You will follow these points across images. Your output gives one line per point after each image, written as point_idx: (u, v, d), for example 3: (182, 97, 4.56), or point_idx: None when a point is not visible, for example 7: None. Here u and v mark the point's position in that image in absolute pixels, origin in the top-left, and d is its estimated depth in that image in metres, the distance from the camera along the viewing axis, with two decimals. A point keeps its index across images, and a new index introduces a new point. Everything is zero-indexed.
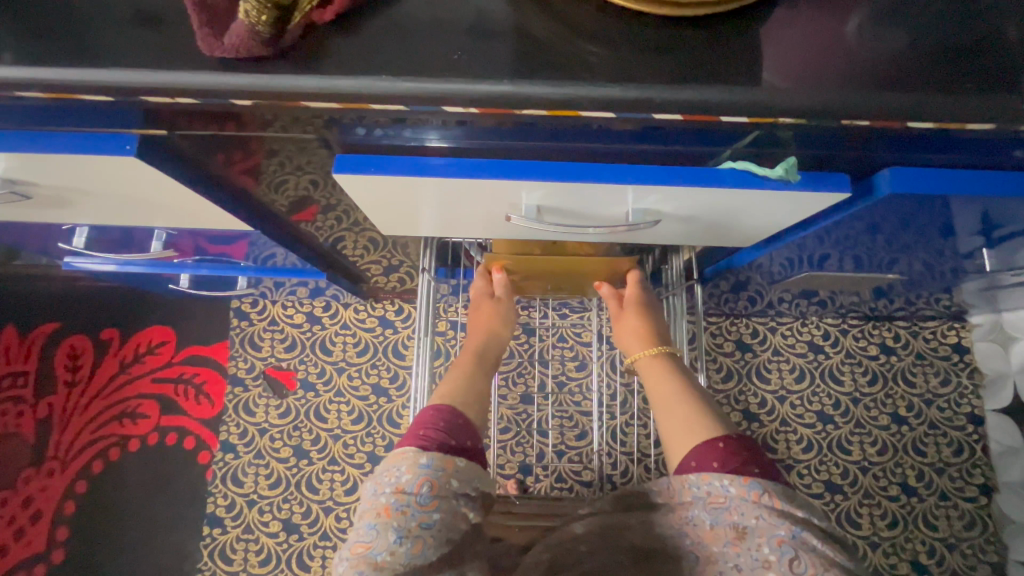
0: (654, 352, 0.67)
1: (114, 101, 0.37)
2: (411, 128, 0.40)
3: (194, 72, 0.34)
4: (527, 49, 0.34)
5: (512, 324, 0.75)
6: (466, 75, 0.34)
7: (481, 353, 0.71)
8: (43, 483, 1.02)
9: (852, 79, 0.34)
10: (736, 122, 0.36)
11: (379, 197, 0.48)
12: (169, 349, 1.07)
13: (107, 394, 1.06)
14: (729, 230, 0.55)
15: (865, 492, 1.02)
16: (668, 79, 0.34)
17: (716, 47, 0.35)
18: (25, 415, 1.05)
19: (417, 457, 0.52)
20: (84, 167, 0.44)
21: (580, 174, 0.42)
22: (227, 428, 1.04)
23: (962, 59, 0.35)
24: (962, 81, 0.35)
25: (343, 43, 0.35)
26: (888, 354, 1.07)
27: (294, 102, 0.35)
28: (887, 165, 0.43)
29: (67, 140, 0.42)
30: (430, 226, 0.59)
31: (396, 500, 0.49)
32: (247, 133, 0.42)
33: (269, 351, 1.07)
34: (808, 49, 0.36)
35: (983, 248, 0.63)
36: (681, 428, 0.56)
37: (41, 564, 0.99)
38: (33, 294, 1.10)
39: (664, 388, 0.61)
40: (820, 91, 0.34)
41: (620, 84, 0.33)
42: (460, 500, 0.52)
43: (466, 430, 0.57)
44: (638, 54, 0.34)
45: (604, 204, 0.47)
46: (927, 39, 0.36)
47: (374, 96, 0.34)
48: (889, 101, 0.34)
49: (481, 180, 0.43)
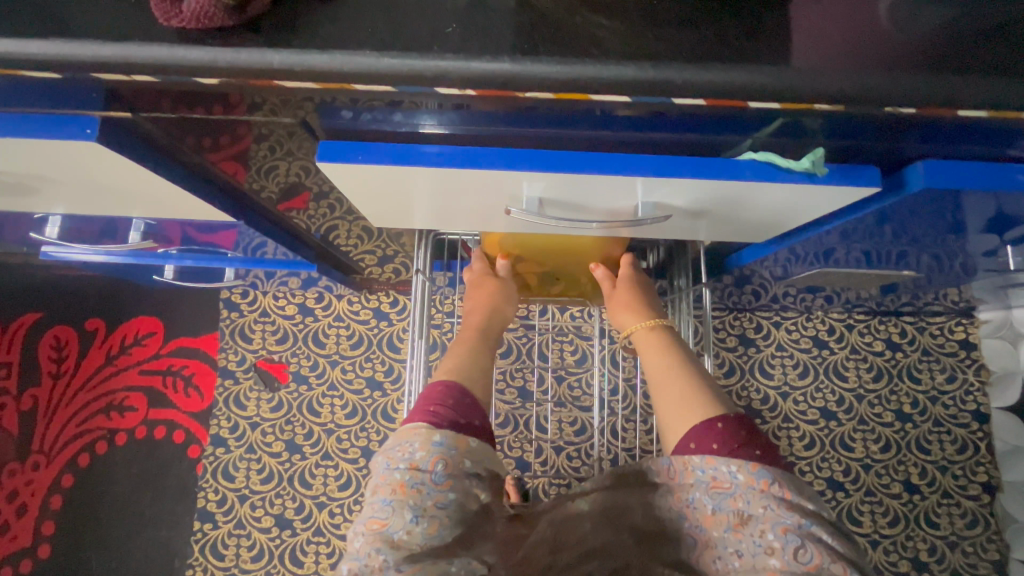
0: (649, 325, 0.62)
1: (71, 79, 0.34)
2: (402, 113, 0.37)
3: (160, 46, 0.31)
4: (530, 24, 0.31)
5: (511, 300, 0.70)
6: (462, 53, 0.30)
7: (483, 329, 0.65)
8: (29, 477, 1.00)
9: (891, 62, 0.31)
10: (760, 108, 0.33)
11: (368, 187, 0.45)
12: (156, 340, 1.04)
13: (94, 386, 1.03)
14: (741, 225, 0.52)
15: (867, 489, 1.00)
16: (686, 59, 0.30)
17: (741, 25, 0.31)
18: (8, 408, 1.02)
19: (429, 434, 0.47)
20: (46, 152, 0.40)
21: (586, 165, 0.39)
22: (217, 422, 1.01)
23: (1013, 40, 0.32)
24: (1012, 65, 0.31)
25: (325, 16, 0.31)
26: (893, 350, 1.05)
27: (271, 81, 0.32)
28: (920, 157, 0.40)
29: (26, 123, 0.39)
30: (424, 218, 0.55)
31: (411, 478, 0.44)
32: (223, 116, 0.39)
33: (260, 343, 1.04)
34: (842, 27, 0.32)
35: (1004, 244, 0.60)
36: (679, 406, 0.51)
37: (28, 559, 0.97)
38: (15, 283, 1.07)
39: (661, 362, 0.57)
40: (855, 75, 0.31)
41: (634, 64, 0.30)
42: (472, 480, 0.47)
43: (473, 409, 0.52)
44: (654, 31, 0.31)
45: (611, 197, 0.43)
46: (974, 17, 0.32)
47: (360, 76, 0.30)
48: (931, 86, 0.31)
49: (479, 171, 0.39)
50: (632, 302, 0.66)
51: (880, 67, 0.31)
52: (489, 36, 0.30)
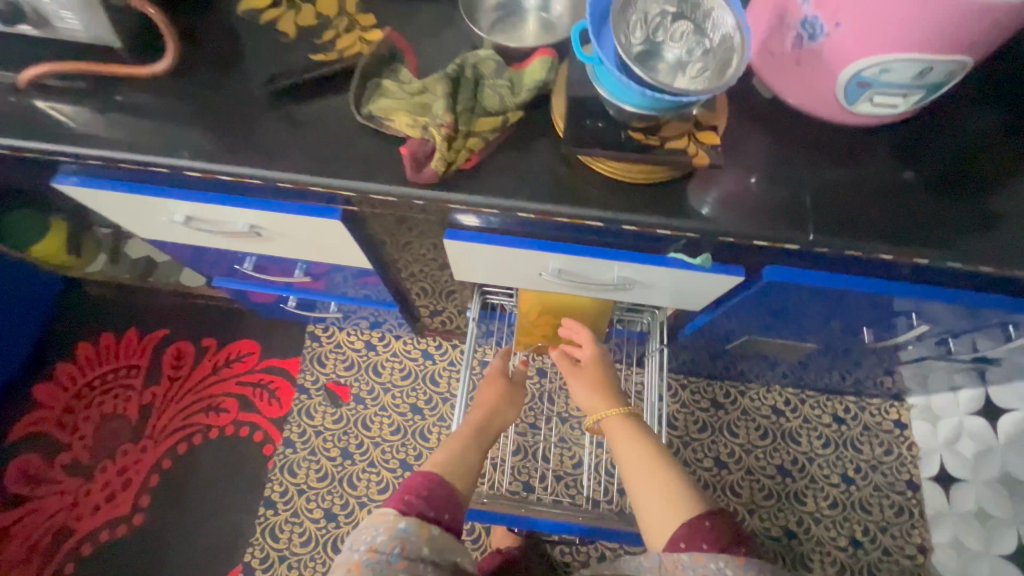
0: (614, 412, 0.82)
1: (311, 191, 0.62)
2: (489, 217, 0.68)
3: (368, 181, 0.59)
4: (561, 181, 0.59)
5: (506, 416, 0.94)
6: (524, 196, 0.59)
7: (486, 425, 0.89)
8: (137, 457, 1.25)
9: (749, 217, 0.59)
10: (677, 234, 0.60)
11: (452, 255, 0.75)
12: (253, 358, 1.34)
13: (199, 390, 1.31)
14: (685, 299, 0.81)
15: (817, 540, 1.19)
16: (639, 209, 0.59)
17: (671, 192, 0.59)
18: (131, 400, 1.30)
19: (394, 521, 0.67)
20: (279, 222, 0.70)
21: (586, 252, 0.69)
22: (290, 427, 1.28)
23: (818, 208, 0.60)
24: (814, 220, 0.59)
25: (452, 171, 0.59)
26: (839, 423, 1.28)
27: (418, 203, 0.59)
28: (771, 263, 0.66)
29: (272, 205, 0.68)
30: (480, 279, 0.85)
31: (369, 557, 0.63)
32: (379, 212, 0.67)
33: (332, 368, 1.33)
34: (726, 196, 0.60)
35: (875, 338, 0.86)
36: (661, 507, 0.68)
37: (124, 524, 1.20)
38: (155, 306, 1.39)
39: (634, 461, 0.75)
40: (729, 223, 0.58)
41: (611, 209, 0.58)
42: (424, 564, 0.65)
43: (446, 503, 0.72)
44: (624, 192, 0.59)
45: (600, 272, 0.73)
46: (798, 194, 0.61)
47: (470, 204, 0.59)
48: (768, 231, 0.58)
49: (525, 251, 0.69)
50: (596, 380, 0.89)
51: (745, 220, 0.59)
52: (544, 187, 0.59)
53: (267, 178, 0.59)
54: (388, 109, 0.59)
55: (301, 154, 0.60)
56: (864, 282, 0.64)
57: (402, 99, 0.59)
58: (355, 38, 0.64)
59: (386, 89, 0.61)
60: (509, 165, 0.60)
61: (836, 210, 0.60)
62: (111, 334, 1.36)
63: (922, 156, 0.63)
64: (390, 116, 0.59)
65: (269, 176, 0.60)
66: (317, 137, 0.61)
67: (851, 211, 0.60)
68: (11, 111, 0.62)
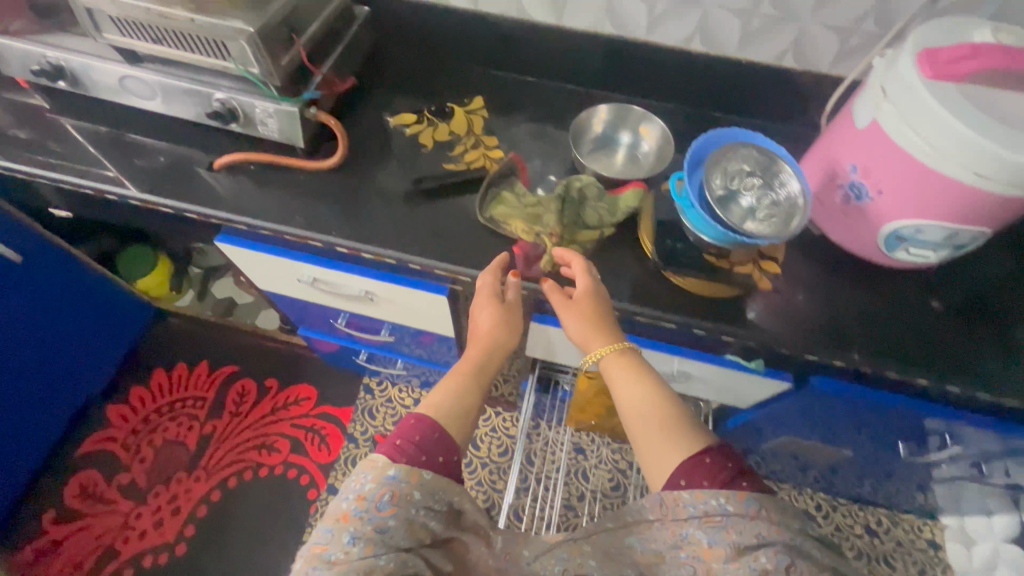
0: (605, 352, 0.63)
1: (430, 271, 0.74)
2: None
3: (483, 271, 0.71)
4: (643, 287, 0.71)
5: (513, 342, 0.67)
6: (612, 296, 0.70)
7: (490, 343, 0.66)
8: (189, 486, 1.32)
9: (803, 335, 0.69)
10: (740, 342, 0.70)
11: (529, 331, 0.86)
12: (310, 403, 1.43)
13: (256, 427, 1.39)
14: (731, 395, 0.88)
15: None
16: (709, 317, 0.69)
17: (736, 306, 0.70)
18: (192, 430, 1.38)
19: (384, 468, 0.53)
20: (384, 290, 0.82)
21: (649, 345, 0.78)
22: (335, 474, 1.34)
23: (862, 334, 0.70)
24: (860, 344, 0.69)
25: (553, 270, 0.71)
26: (873, 536, 1.28)
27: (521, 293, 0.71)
28: (815, 372, 0.75)
29: (382, 276, 0.80)
30: (543, 354, 0.95)
31: (357, 506, 0.51)
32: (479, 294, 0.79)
33: (381, 421, 1.41)
34: (783, 314, 0.70)
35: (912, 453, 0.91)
36: (654, 441, 0.56)
37: (167, 552, 1.25)
38: (226, 342, 1.50)
39: (635, 400, 0.59)
40: (785, 338, 0.68)
41: (685, 315, 0.69)
42: (418, 511, 0.53)
43: (442, 445, 0.56)
44: (697, 302, 0.69)
45: (657, 362, 0.83)
46: (845, 319, 0.71)
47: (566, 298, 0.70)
48: (819, 349, 0.68)
49: None
50: (595, 322, 0.64)
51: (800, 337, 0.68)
52: (628, 291, 0.70)
53: (401, 258, 0.72)
54: (507, 215, 0.73)
55: (430, 243, 0.73)
56: (902, 400, 0.72)
57: (519, 208, 0.74)
58: (480, 153, 0.81)
59: (506, 198, 0.75)
60: (601, 270, 0.72)
61: (879, 337, 0.69)
62: (183, 364, 1.47)
63: (958, 297, 0.73)
64: (508, 221, 0.73)
65: (402, 257, 0.73)
66: (443, 229, 0.75)
67: (893, 339, 0.69)
68: (207, 186, 0.78)
